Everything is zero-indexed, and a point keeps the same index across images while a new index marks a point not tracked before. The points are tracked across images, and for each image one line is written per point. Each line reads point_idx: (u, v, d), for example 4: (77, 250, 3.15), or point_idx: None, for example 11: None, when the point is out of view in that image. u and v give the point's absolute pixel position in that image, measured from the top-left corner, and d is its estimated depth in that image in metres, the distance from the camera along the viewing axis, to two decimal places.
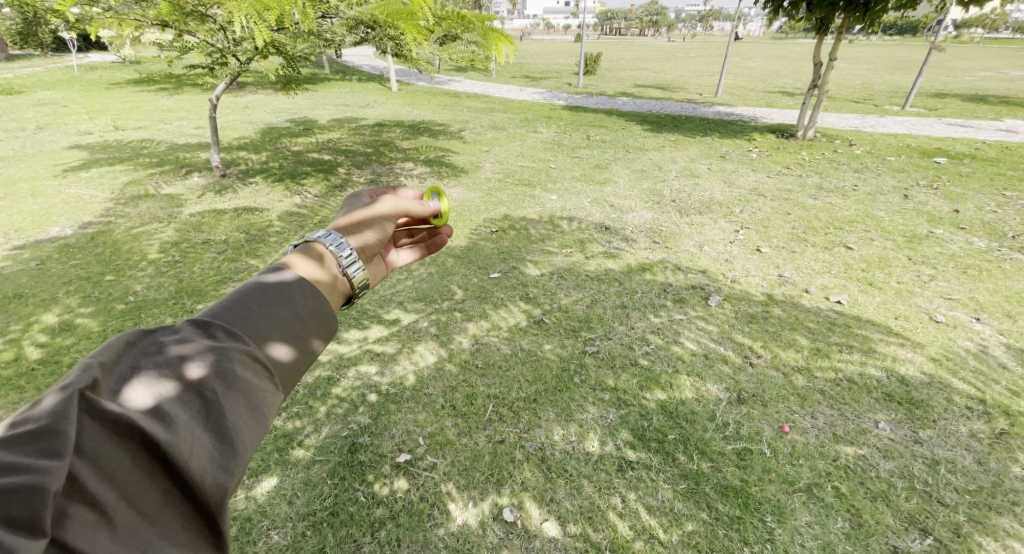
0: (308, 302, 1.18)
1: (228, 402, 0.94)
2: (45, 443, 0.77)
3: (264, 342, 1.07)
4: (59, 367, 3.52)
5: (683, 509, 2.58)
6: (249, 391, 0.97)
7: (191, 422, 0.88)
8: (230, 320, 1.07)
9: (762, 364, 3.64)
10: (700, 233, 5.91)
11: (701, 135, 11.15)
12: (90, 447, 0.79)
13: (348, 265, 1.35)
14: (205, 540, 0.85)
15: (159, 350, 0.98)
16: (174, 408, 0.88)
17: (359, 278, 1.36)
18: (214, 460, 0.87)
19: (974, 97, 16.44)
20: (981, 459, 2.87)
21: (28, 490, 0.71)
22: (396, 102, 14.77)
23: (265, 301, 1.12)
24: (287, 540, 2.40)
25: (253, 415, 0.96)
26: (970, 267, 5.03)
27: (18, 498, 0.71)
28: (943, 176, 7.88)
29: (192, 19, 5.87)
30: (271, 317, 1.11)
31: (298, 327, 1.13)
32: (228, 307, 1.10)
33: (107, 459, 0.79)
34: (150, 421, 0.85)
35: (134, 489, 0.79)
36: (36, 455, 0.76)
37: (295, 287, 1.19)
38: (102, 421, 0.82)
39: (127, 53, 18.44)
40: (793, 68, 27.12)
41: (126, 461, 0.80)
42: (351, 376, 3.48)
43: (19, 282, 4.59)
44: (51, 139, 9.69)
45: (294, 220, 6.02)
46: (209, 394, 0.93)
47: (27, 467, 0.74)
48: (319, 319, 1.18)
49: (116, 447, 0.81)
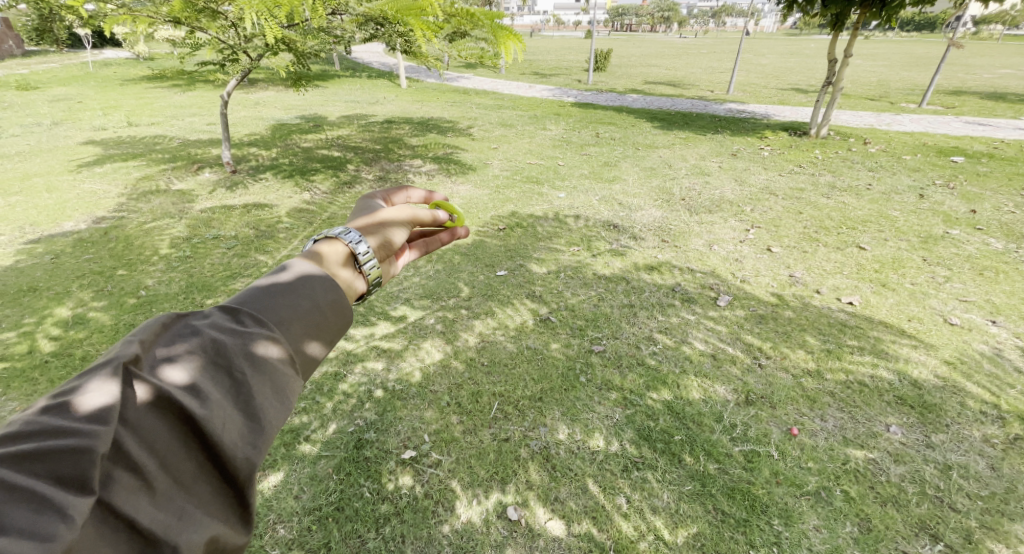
0: (329, 294, 1.14)
1: (255, 383, 0.94)
2: (91, 412, 0.81)
3: (288, 329, 1.05)
4: (71, 359, 3.57)
5: (688, 511, 2.56)
6: (275, 373, 0.97)
7: (222, 399, 0.90)
8: (255, 307, 1.07)
9: (771, 365, 3.60)
10: (709, 232, 5.86)
11: (712, 132, 11.03)
12: (133, 418, 0.83)
13: (364, 261, 1.36)
14: (235, 512, 0.86)
15: (192, 332, 1.00)
16: (206, 386, 0.90)
17: (373, 273, 1.38)
18: (243, 436, 0.88)
19: (993, 94, 16.09)
20: (995, 465, 2.81)
21: (79, 452, 0.76)
22: (406, 99, 14.80)
23: (290, 290, 1.11)
24: (293, 534, 2.42)
25: (279, 398, 0.96)
26: (987, 268, 4.94)
27: (69, 459, 0.75)
28: (960, 176, 7.73)
29: (204, 16, 5.89)
30: (292, 306, 1.09)
31: (319, 317, 1.11)
32: (253, 294, 1.10)
33: (148, 429, 0.83)
34: (185, 397, 0.87)
35: (172, 458, 0.82)
36: (84, 421, 0.80)
37: (315, 278, 1.16)
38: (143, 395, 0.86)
39: (141, 49, 18.66)
40: (806, 65, 26.77)
41: (164, 432, 0.83)
42: (357, 372, 3.50)
43: (34, 275, 4.66)
44: (66, 134, 9.83)
45: (302, 216, 6.06)
46: (238, 374, 0.94)
47: (77, 431, 0.78)
48: (340, 310, 1.15)
49: (156, 418, 0.84)
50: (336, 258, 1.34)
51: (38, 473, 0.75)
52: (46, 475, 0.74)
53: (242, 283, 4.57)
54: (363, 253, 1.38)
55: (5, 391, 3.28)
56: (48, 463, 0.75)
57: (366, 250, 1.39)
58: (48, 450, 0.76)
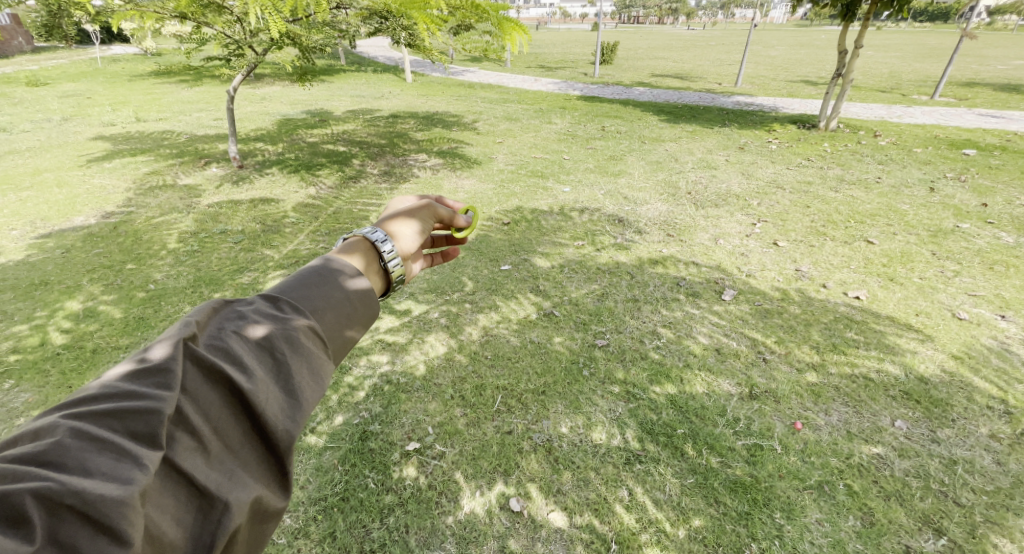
0: (358, 288, 1.23)
1: (294, 363, 1.01)
2: (159, 378, 0.89)
3: (322, 318, 1.13)
4: (82, 352, 3.63)
5: (690, 503, 2.57)
6: (311, 356, 1.04)
7: (266, 376, 0.97)
8: (293, 296, 1.15)
9: (775, 359, 3.59)
10: (715, 226, 5.82)
11: (720, 126, 10.93)
12: (192, 387, 0.90)
13: (389, 260, 1.47)
14: (275, 481, 0.92)
15: (238, 315, 1.06)
16: (252, 362, 0.97)
17: (397, 271, 1.49)
18: (284, 410, 0.95)
19: (1007, 86, 15.79)
20: (1001, 460, 2.79)
21: (148, 413, 0.84)
22: (411, 93, 14.78)
23: (322, 283, 1.20)
24: (299, 523, 2.46)
25: (315, 378, 1.02)
26: (997, 263, 4.87)
27: (141, 417, 0.84)
28: (972, 169, 7.61)
29: (210, 11, 5.95)
30: (326, 297, 1.17)
31: (349, 309, 1.19)
32: (290, 285, 1.18)
33: (203, 397, 0.90)
34: (234, 371, 0.94)
35: (223, 426, 0.90)
36: (152, 387, 0.88)
37: (346, 274, 1.26)
38: (200, 367, 0.93)
39: (149, 46, 18.78)
40: (817, 57, 26.36)
41: (217, 402, 0.91)
42: (362, 365, 3.53)
43: (45, 269, 4.73)
44: (76, 130, 9.93)
45: (308, 211, 6.08)
46: (279, 355, 1.00)
47: (145, 395, 0.86)
48: (366, 304, 1.23)
49: (210, 389, 0.91)
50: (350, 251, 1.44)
51: (114, 428, 0.83)
52: (120, 430, 0.83)
53: (249, 277, 4.62)
54: (388, 251, 1.48)
55: (19, 382, 3.35)
56: (121, 421, 0.83)
57: (390, 249, 1.49)
58: (121, 410, 0.85)
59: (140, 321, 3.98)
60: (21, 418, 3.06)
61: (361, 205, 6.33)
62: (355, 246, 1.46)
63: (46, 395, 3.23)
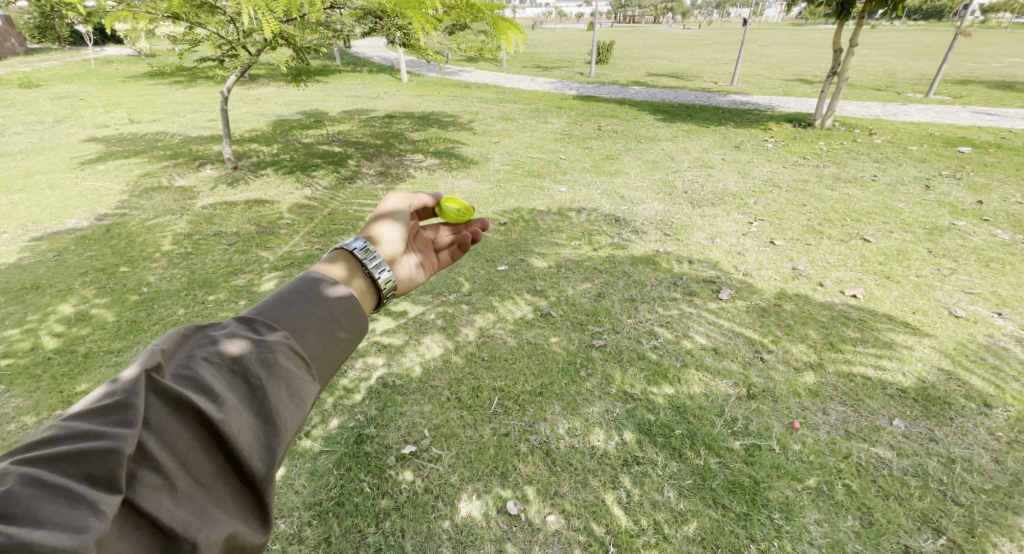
0: (342, 302, 1.24)
1: (271, 387, 1.00)
2: (120, 415, 0.88)
3: (302, 337, 1.13)
4: (74, 356, 3.59)
5: (689, 506, 2.55)
6: (290, 378, 1.03)
7: (239, 404, 0.96)
8: (271, 316, 1.14)
9: (773, 358, 3.58)
10: (712, 225, 5.81)
11: (715, 125, 10.94)
12: (156, 422, 0.89)
13: (374, 268, 1.49)
14: (252, 513, 0.91)
15: (210, 341, 1.05)
16: (224, 391, 0.96)
17: (385, 282, 1.50)
18: (259, 439, 0.94)
19: (1002, 83, 15.88)
20: (999, 459, 2.78)
21: (107, 453, 0.82)
22: (407, 93, 14.73)
23: (304, 300, 1.20)
24: (293, 529, 2.43)
25: (294, 400, 1.01)
26: (993, 260, 4.88)
27: (99, 459, 0.82)
28: (967, 167, 7.62)
29: (203, 12, 5.92)
30: (307, 314, 1.17)
31: (332, 324, 1.19)
32: (269, 305, 1.18)
33: (170, 432, 0.88)
34: (204, 401, 0.92)
35: (192, 460, 0.88)
36: (113, 425, 0.87)
37: (329, 289, 1.26)
38: (166, 400, 0.91)
39: (143, 48, 18.73)
40: (813, 56, 26.39)
41: (185, 435, 0.89)
42: (358, 367, 3.50)
43: (37, 273, 4.68)
44: (68, 132, 9.86)
45: (303, 212, 6.05)
46: (255, 380, 0.99)
47: (105, 434, 0.84)
48: (353, 319, 1.24)
49: (177, 422, 0.90)
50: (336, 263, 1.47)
51: (70, 473, 0.81)
52: (76, 475, 0.81)
53: (244, 279, 4.58)
54: (372, 261, 1.50)
55: (9, 388, 3.30)
56: (78, 465, 0.82)
57: (375, 259, 1.51)
58: (79, 452, 0.83)
59: (133, 325, 3.94)
60: (11, 423, 3.01)
61: (356, 205, 6.29)
62: (337, 255, 1.50)
63: (38, 401, 3.20)
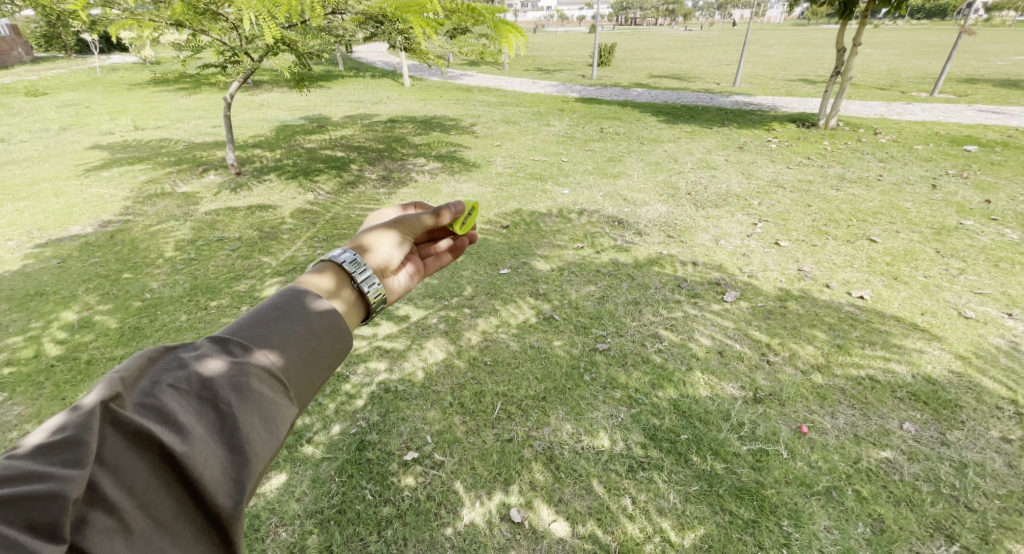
0: (324, 318, 1.23)
1: (242, 413, 0.98)
2: (69, 454, 0.85)
3: (279, 357, 1.12)
4: (77, 363, 3.58)
5: (695, 512, 2.51)
6: (263, 403, 1.02)
7: (206, 434, 0.94)
8: (247, 336, 1.13)
9: (779, 361, 3.53)
10: (716, 226, 5.76)
11: (719, 125, 10.89)
12: (112, 457, 0.86)
13: (362, 281, 1.47)
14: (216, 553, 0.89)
15: (178, 364, 1.03)
16: (191, 421, 0.94)
17: (374, 295, 1.48)
18: (227, 473, 0.92)
19: (1008, 81, 15.74)
20: (1013, 463, 2.73)
21: (49, 499, 0.79)
22: (409, 98, 14.76)
23: (282, 317, 1.19)
24: (294, 537, 2.40)
25: (267, 428, 1.00)
26: (1002, 260, 4.81)
27: (41, 505, 0.78)
28: (974, 165, 7.55)
29: (206, 19, 5.92)
30: (286, 333, 1.16)
31: (314, 342, 1.19)
32: (246, 322, 1.17)
33: (126, 469, 0.86)
34: (167, 434, 0.91)
35: (151, 499, 0.86)
36: (61, 465, 0.84)
37: (311, 304, 1.25)
38: (124, 433, 0.89)
39: (148, 54, 18.88)
40: (816, 56, 26.19)
41: (144, 471, 0.87)
42: (360, 373, 3.47)
43: (41, 280, 4.69)
44: (73, 139, 9.95)
45: (306, 217, 6.06)
46: (224, 407, 0.98)
47: (51, 476, 0.81)
48: (335, 333, 1.23)
49: (135, 458, 0.88)
50: (326, 289, 1.42)
51: (10, 520, 0.78)
52: (18, 521, 0.77)
53: (246, 284, 4.57)
54: (362, 274, 1.48)
55: (12, 395, 3.30)
56: (19, 510, 0.78)
57: (363, 272, 1.49)
58: (23, 497, 0.79)
59: (136, 331, 3.93)
60: (13, 431, 3.01)
61: (358, 210, 6.29)
62: (326, 267, 1.48)
63: (39, 408, 3.19)
